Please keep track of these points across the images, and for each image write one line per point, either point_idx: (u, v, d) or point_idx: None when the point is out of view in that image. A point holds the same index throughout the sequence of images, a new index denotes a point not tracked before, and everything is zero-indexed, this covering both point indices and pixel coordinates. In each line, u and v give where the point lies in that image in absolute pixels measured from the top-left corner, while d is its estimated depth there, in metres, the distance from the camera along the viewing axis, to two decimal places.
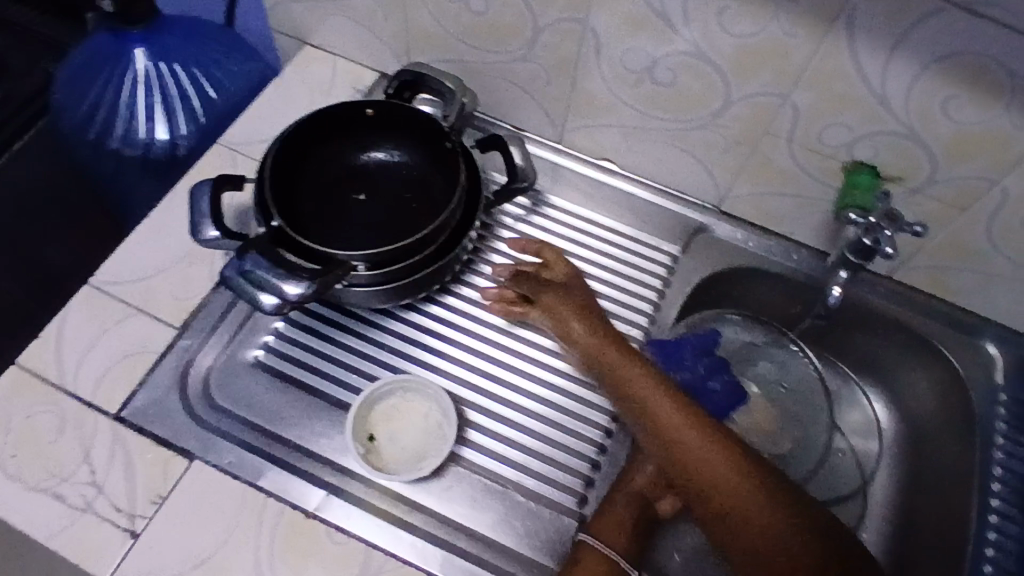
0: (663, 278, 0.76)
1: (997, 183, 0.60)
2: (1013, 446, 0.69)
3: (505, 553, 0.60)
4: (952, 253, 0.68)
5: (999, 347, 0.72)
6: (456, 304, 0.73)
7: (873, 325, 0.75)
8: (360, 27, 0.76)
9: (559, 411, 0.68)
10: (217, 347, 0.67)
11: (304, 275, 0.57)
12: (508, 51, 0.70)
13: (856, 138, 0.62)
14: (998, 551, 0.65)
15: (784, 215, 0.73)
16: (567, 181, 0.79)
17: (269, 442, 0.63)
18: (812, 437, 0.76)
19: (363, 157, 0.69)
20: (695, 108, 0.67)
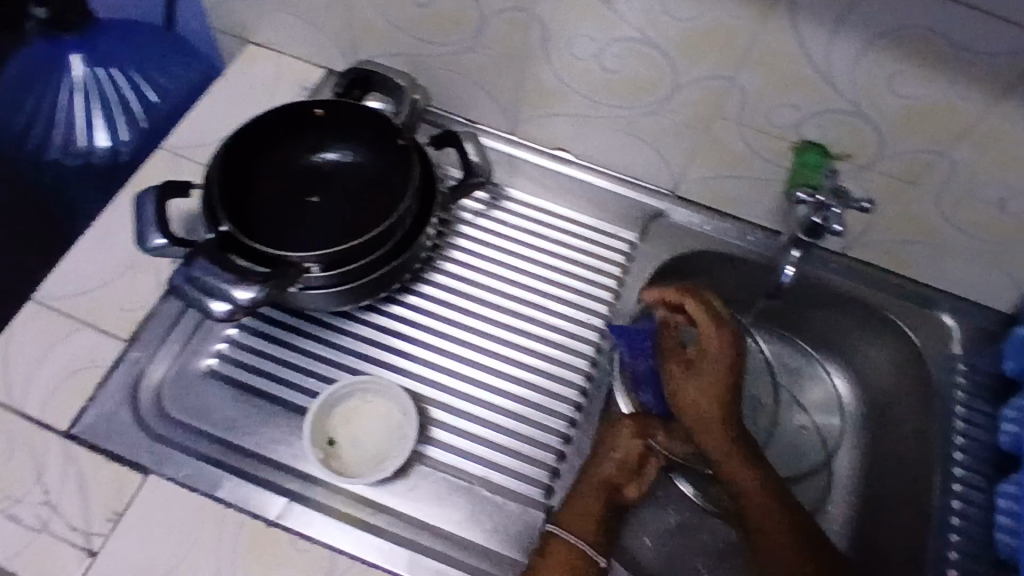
0: (622, 265, 0.76)
1: (943, 155, 0.61)
2: (972, 414, 0.70)
3: (473, 550, 0.60)
4: (903, 227, 0.69)
5: (953, 317, 0.74)
6: (415, 302, 0.72)
7: (829, 303, 0.77)
8: (307, 25, 0.75)
9: (524, 404, 0.68)
10: (168, 357, 0.66)
11: (254, 279, 0.55)
12: (457, 43, 0.69)
13: (803, 118, 0.63)
14: (963, 519, 0.66)
15: (737, 197, 0.74)
16: (524, 173, 0.79)
17: (226, 452, 0.62)
18: (761, 416, 0.78)
19: (314, 158, 0.66)
20: (646, 93, 0.67)
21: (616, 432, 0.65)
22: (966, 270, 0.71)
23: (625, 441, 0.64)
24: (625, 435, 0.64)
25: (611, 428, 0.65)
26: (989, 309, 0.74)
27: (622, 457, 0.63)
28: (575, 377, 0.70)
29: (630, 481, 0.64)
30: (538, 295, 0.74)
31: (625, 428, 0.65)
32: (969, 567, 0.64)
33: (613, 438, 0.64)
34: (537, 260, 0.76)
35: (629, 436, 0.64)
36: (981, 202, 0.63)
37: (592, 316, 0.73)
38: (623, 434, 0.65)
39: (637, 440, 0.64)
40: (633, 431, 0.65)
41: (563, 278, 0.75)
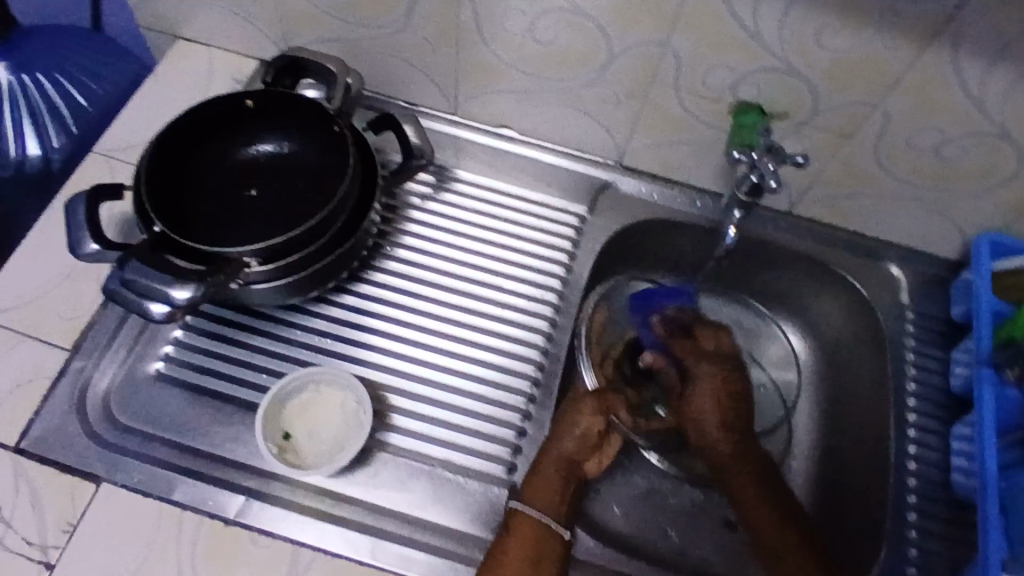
0: (573, 239, 0.76)
1: (877, 107, 0.61)
2: (924, 360, 0.71)
3: (439, 531, 0.60)
4: (845, 181, 0.70)
5: (901, 267, 0.75)
6: (365, 289, 0.71)
7: (779, 261, 0.78)
8: (234, 15, 0.73)
9: (481, 382, 0.68)
10: (115, 363, 0.64)
11: (191, 278, 0.53)
12: (387, 25, 0.68)
13: (738, 79, 0.63)
14: (921, 463, 0.67)
15: (683, 163, 0.74)
16: (469, 153, 0.78)
17: (181, 454, 0.61)
18: None
19: (249, 150, 0.66)
20: (581, 65, 0.66)
21: (578, 409, 0.65)
22: (910, 219, 0.72)
23: (586, 418, 0.65)
24: (586, 412, 0.65)
25: (573, 405, 0.66)
26: (935, 257, 0.76)
27: (584, 433, 0.64)
28: (531, 353, 0.70)
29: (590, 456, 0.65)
30: (490, 275, 0.73)
31: (587, 406, 0.65)
32: (929, 508, 0.65)
33: (574, 414, 0.65)
34: (487, 239, 0.75)
35: (590, 413, 0.65)
36: (917, 150, 0.64)
37: (545, 290, 0.73)
38: (585, 411, 0.65)
39: (599, 417, 0.65)
40: (595, 408, 0.65)
41: (515, 254, 0.75)
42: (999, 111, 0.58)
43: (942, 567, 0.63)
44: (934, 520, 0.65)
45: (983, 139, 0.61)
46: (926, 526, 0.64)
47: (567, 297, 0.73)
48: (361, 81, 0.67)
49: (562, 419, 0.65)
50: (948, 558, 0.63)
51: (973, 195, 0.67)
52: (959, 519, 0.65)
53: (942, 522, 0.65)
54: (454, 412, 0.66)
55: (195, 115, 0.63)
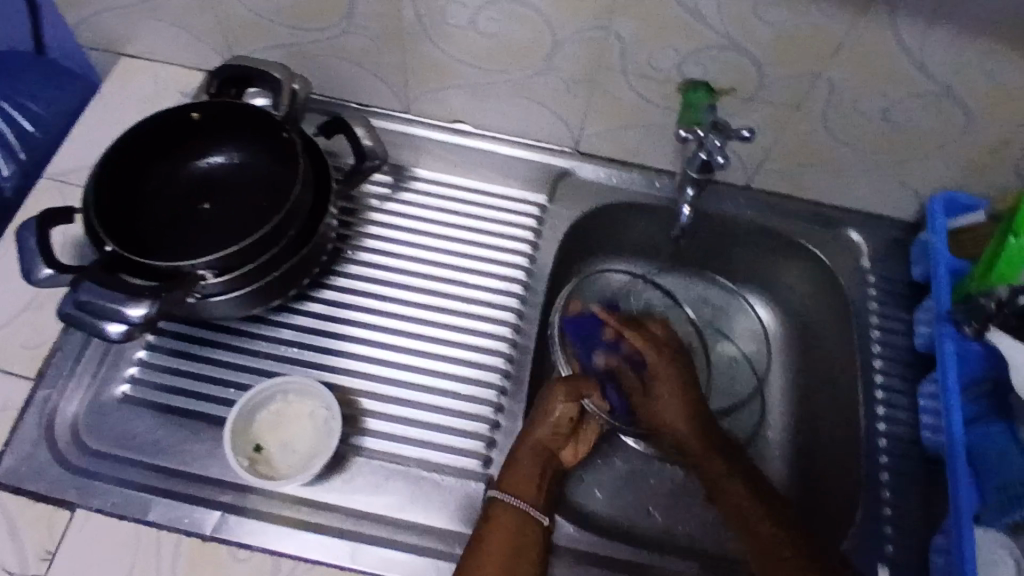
0: (534, 229, 0.76)
1: (822, 76, 0.62)
2: (887, 323, 0.73)
3: (418, 530, 0.60)
4: (799, 152, 0.70)
5: (861, 234, 0.76)
6: (330, 295, 0.71)
7: (742, 236, 0.78)
8: (175, 27, 0.72)
9: (452, 379, 0.68)
10: (80, 389, 0.64)
11: (145, 295, 0.53)
12: (330, 27, 0.67)
13: (684, 59, 0.63)
14: (890, 424, 0.68)
15: (639, 146, 0.74)
16: (425, 151, 0.78)
17: (153, 475, 0.60)
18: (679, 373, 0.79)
19: (199, 164, 0.65)
20: (528, 55, 0.66)
21: (551, 397, 0.65)
22: (867, 184, 0.72)
23: (560, 404, 0.65)
24: (560, 399, 0.65)
25: (547, 392, 0.66)
26: (895, 220, 0.76)
27: (557, 421, 0.64)
28: (501, 346, 0.70)
29: (563, 443, 0.66)
30: (454, 271, 0.73)
31: (559, 392, 0.65)
32: (901, 467, 0.66)
33: (548, 401, 0.65)
34: (449, 236, 0.75)
35: (564, 399, 0.65)
36: (866, 115, 0.64)
37: (511, 282, 0.73)
38: (559, 397, 0.65)
39: (572, 404, 0.65)
40: (568, 396, 0.65)
41: (478, 249, 0.75)
42: (942, 71, 0.59)
43: (918, 524, 0.64)
44: (907, 478, 0.66)
45: (930, 100, 0.61)
46: (899, 485, 0.66)
47: (533, 287, 0.73)
48: (310, 87, 0.67)
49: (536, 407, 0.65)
50: (923, 514, 0.64)
51: (926, 156, 0.67)
52: (931, 475, 0.66)
53: (915, 480, 0.66)
54: (427, 410, 0.66)
55: (141, 130, 0.62)
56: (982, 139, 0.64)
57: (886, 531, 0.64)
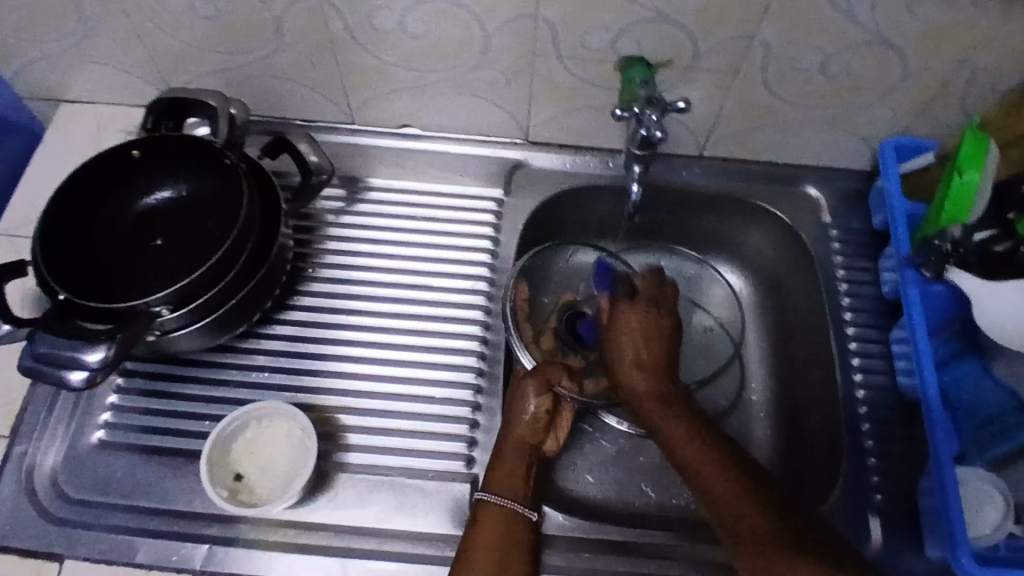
0: (493, 224, 0.76)
1: (755, 37, 0.61)
2: (853, 274, 0.73)
3: (407, 538, 0.60)
4: (745, 114, 0.70)
5: (819, 188, 0.77)
6: (297, 315, 0.70)
7: (702, 205, 0.78)
8: (107, 66, 0.72)
9: (426, 383, 0.67)
10: (56, 441, 0.64)
11: (101, 338, 0.53)
12: (261, 47, 0.67)
13: (615, 36, 0.62)
14: (866, 374, 0.69)
15: (587, 128, 0.74)
16: (377, 159, 0.77)
17: (137, 517, 0.60)
18: None
19: (147, 201, 0.66)
20: (461, 51, 0.65)
21: (522, 394, 0.64)
22: (818, 138, 0.72)
23: (533, 399, 0.64)
24: (532, 393, 0.64)
25: (517, 390, 0.65)
26: (851, 170, 0.76)
27: (534, 416, 0.63)
28: (472, 345, 0.70)
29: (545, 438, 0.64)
30: (419, 275, 0.73)
31: (529, 387, 0.64)
32: (880, 416, 0.67)
33: (519, 400, 0.64)
34: (410, 241, 0.74)
35: (536, 393, 0.64)
36: (804, 71, 0.64)
37: (476, 280, 0.73)
38: (530, 393, 0.64)
39: (545, 398, 0.64)
40: (538, 389, 0.64)
41: (439, 250, 0.74)
42: (873, 18, 0.58)
43: (902, 470, 0.65)
44: (887, 426, 0.66)
45: (865, 48, 0.61)
46: (881, 433, 0.66)
47: (498, 282, 0.73)
48: (247, 110, 0.67)
49: (510, 404, 0.64)
50: (906, 459, 0.65)
51: (870, 103, 0.67)
52: (911, 420, 0.67)
53: (895, 426, 0.66)
54: (405, 418, 0.65)
55: (79, 176, 0.62)
56: (923, 80, 0.64)
57: (872, 481, 0.64)
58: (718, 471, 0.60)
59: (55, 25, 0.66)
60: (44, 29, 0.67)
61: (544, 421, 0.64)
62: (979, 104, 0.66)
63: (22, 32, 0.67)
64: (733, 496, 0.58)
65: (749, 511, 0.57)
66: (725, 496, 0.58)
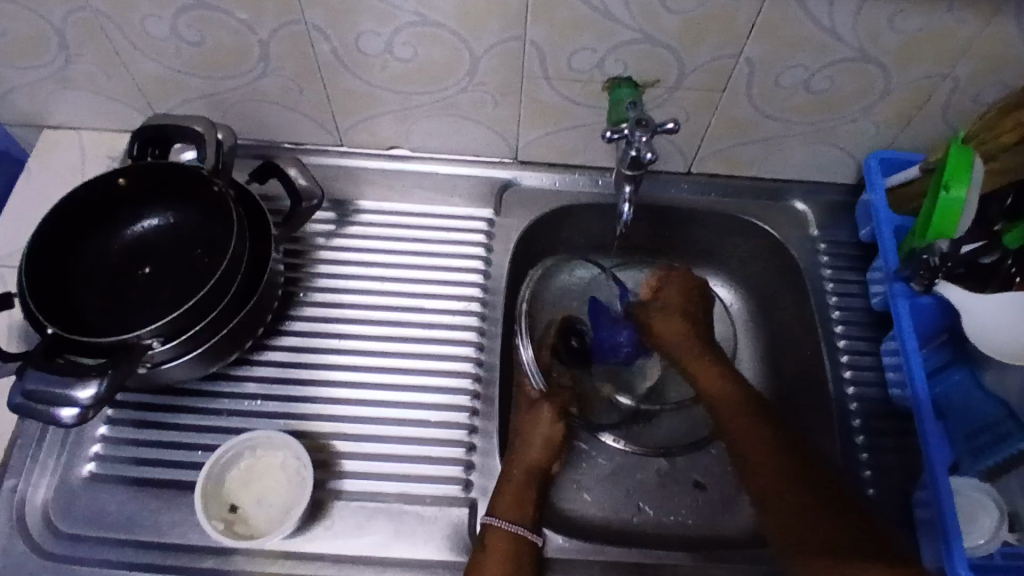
0: (484, 244, 0.76)
1: (740, 56, 0.62)
2: (842, 287, 0.74)
3: (406, 566, 0.60)
4: (731, 131, 0.71)
5: (806, 202, 0.78)
6: (289, 341, 0.70)
7: (691, 220, 0.79)
8: (91, 93, 0.71)
9: (421, 407, 0.67)
10: (46, 475, 0.63)
11: (92, 373, 0.52)
12: (246, 72, 0.66)
13: (602, 57, 0.63)
14: (859, 386, 0.69)
15: (575, 147, 0.74)
16: (366, 180, 0.77)
17: (131, 551, 0.60)
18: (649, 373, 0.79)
19: (134, 229, 0.66)
20: (447, 74, 0.65)
21: (536, 418, 0.68)
22: (803, 153, 0.73)
23: (547, 424, 0.68)
24: (547, 416, 0.68)
25: (531, 413, 0.68)
26: (835, 183, 0.77)
27: (546, 439, 0.67)
28: (466, 366, 0.70)
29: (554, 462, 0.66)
30: (411, 297, 0.72)
31: (545, 413, 0.68)
32: (873, 427, 0.68)
33: (532, 423, 0.68)
34: (402, 263, 0.74)
35: (551, 419, 0.68)
36: (788, 88, 0.65)
37: (468, 301, 0.73)
38: (544, 418, 0.68)
39: (558, 423, 0.68)
40: (552, 416, 0.68)
41: (430, 271, 0.74)
42: (855, 36, 0.59)
43: (897, 482, 0.65)
44: (881, 437, 0.67)
45: (847, 65, 0.62)
46: (875, 445, 0.67)
47: (491, 302, 0.73)
48: (234, 135, 0.66)
49: (523, 427, 0.67)
50: (900, 469, 0.66)
51: (853, 119, 0.68)
52: (904, 430, 0.68)
53: (888, 437, 0.67)
54: (400, 443, 0.65)
55: (64, 209, 0.61)
56: (905, 95, 0.65)
57: (867, 493, 0.65)
58: (756, 431, 0.65)
59: (38, 54, 0.66)
60: (26, 57, 0.66)
61: (558, 440, 0.67)
62: (959, 117, 0.67)
63: (4, 61, 0.67)
64: (774, 457, 0.63)
65: (795, 476, 0.62)
66: (766, 458, 0.63)
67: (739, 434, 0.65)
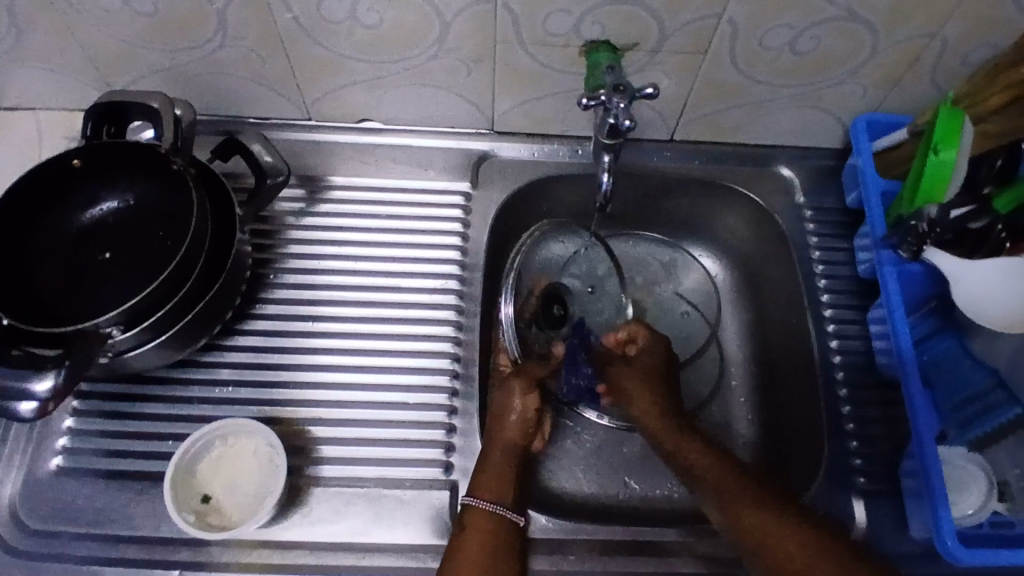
0: (462, 219, 0.73)
1: (722, 17, 0.59)
2: (827, 255, 0.73)
3: (386, 552, 0.59)
4: (714, 98, 0.68)
5: (791, 168, 0.76)
6: (260, 325, 0.67)
7: (672, 190, 0.76)
8: (40, 69, 0.67)
9: (397, 389, 0.65)
10: (13, 469, 0.61)
11: (49, 365, 0.50)
12: (203, 42, 0.63)
13: (578, 20, 0.59)
14: (844, 355, 0.68)
15: (554, 116, 0.71)
16: (336, 155, 0.74)
17: (104, 546, 0.58)
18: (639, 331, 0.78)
19: (92, 213, 0.63)
20: (416, 40, 0.62)
21: (507, 394, 0.65)
22: (790, 118, 0.71)
23: (520, 399, 0.65)
24: (519, 393, 0.65)
25: (504, 390, 0.66)
26: (822, 148, 0.75)
27: (521, 414, 0.64)
28: (445, 346, 0.68)
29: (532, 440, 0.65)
30: (386, 277, 0.70)
31: (516, 386, 0.65)
32: (861, 397, 0.67)
33: (507, 400, 0.65)
34: (376, 241, 0.72)
35: (523, 393, 0.65)
36: (773, 50, 0.62)
37: (446, 278, 0.71)
38: (515, 393, 0.65)
39: (531, 395, 0.65)
40: (525, 388, 0.66)
41: (405, 249, 0.72)
42: None
43: (885, 452, 0.64)
44: (868, 407, 0.66)
45: (835, 24, 0.59)
46: (862, 416, 0.66)
47: (469, 280, 0.71)
48: (192, 110, 0.63)
49: (497, 406, 0.65)
50: (887, 439, 0.65)
51: (840, 82, 0.66)
52: (890, 399, 0.67)
53: (875, 408, 0.66)
54: (378, 426, 0.63)
55: (15, 193, 0.58)
56: (894, 54, 0.62)
57: (853, 464, 0.64)
58: (736, 488, 0.60)
59: None
60: None
61: (534, 417, 0.65)
62: (950, 77, 0.65)
63: None
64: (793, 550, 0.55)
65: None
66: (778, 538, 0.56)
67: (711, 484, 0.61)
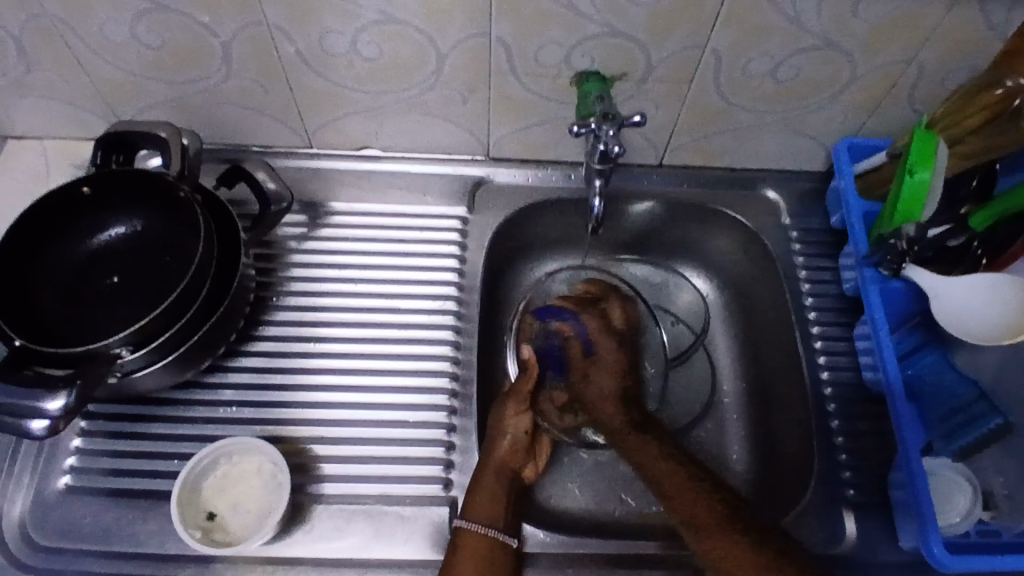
0: (459, 242, 0.76)
1: (705, 47, 0.62)
2: (814, 274, 0.75)
3: (387, 567, 0.60)
4: (699, 123, 0.71)
5: (777, 191, 0.78)
6: (262, 346, 0.69)
7: (662, 212, 0.79)
8: (51, 100, 0.70)
9: (397, 408, 0.67)
10: (21, 488, 0.62)
11: (61, 386, 0.52)
12: (209, 74, 0.65)
13: (569, 51, 0.62)
14: (833, 371, 0.70)
15: (547, 142, 0.74)
16: (337, 182, 0.76)
17: (109, 563, 0.59)
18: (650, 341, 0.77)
19: (100, 238, 0.65)
20: (414, 71, 0.65)
21: (500, 417, 0.67)
22: (774, 143, 0.74)
23: (512, 421, 0.67)
24: (511, 414, 0.67)
25: (498, 414, 0.67)
26: (806, 171, 0.78)
27: (513, 437, 0.65)
28: (443, 365, 0.69)
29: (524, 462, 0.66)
30: (386, 299, 0.72)
31: (509, 408, 0.67)
32: (850, 411, 0.68)
33: (503, 422, 0.66)
34: (376, 264, 0.74)
35: (514, 414, 0.67)
36: (755, 78, 0.65)
37: (444, 300, 0.73)
38: (508, 416, 0.67)
39: (523, 416, 0.67)
40: (518, 409, 0.67)
41: (404, 271, 0.74)
42: (819, 24, 0.59)
43: (874, 464, 0.66)
44: (858, 421, 0.68)
45: (812, 53, 0.62)
46: (852, 430, 0.68)
47: (467, 300, 0.73)
48: (199, 139, 0.65)
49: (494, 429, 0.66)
50: (876, 451, 0.67)
51: (821, 108, 0.69)
52: (878, 412, 0.69)
53: (864, 421, 0.68)
54: (379, 444, 0.65)
55: (26, 219, 0.61)
56: (871, 81, 0.65)
57: (843, 477, 0.66)
58: (703, 505, 0.61)
59: None
60: None
61: (523, 443, 0.65)
62: (924, 102, 0.68)
63: None
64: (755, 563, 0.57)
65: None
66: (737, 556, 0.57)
67: (682, 504, 0.62)
